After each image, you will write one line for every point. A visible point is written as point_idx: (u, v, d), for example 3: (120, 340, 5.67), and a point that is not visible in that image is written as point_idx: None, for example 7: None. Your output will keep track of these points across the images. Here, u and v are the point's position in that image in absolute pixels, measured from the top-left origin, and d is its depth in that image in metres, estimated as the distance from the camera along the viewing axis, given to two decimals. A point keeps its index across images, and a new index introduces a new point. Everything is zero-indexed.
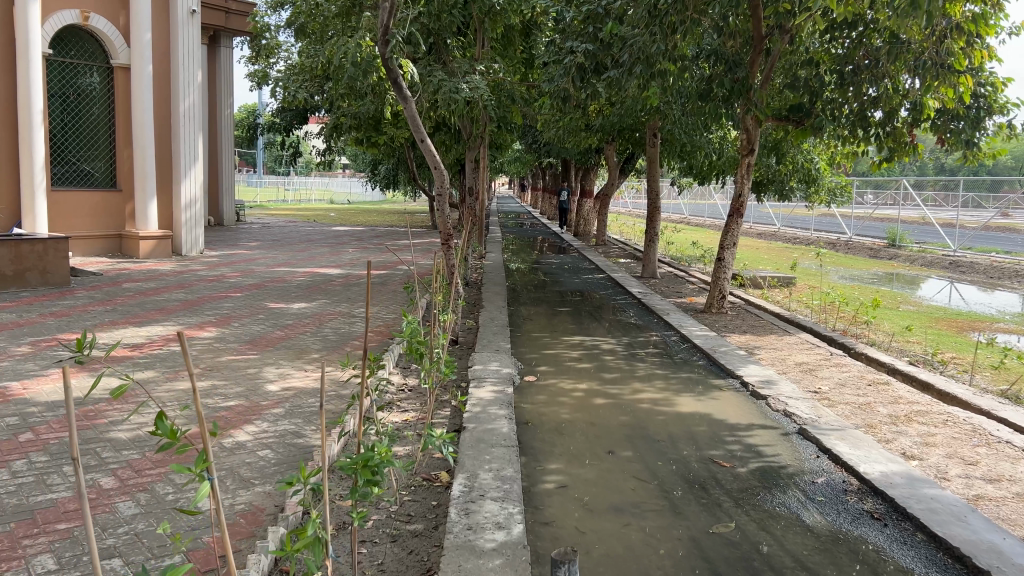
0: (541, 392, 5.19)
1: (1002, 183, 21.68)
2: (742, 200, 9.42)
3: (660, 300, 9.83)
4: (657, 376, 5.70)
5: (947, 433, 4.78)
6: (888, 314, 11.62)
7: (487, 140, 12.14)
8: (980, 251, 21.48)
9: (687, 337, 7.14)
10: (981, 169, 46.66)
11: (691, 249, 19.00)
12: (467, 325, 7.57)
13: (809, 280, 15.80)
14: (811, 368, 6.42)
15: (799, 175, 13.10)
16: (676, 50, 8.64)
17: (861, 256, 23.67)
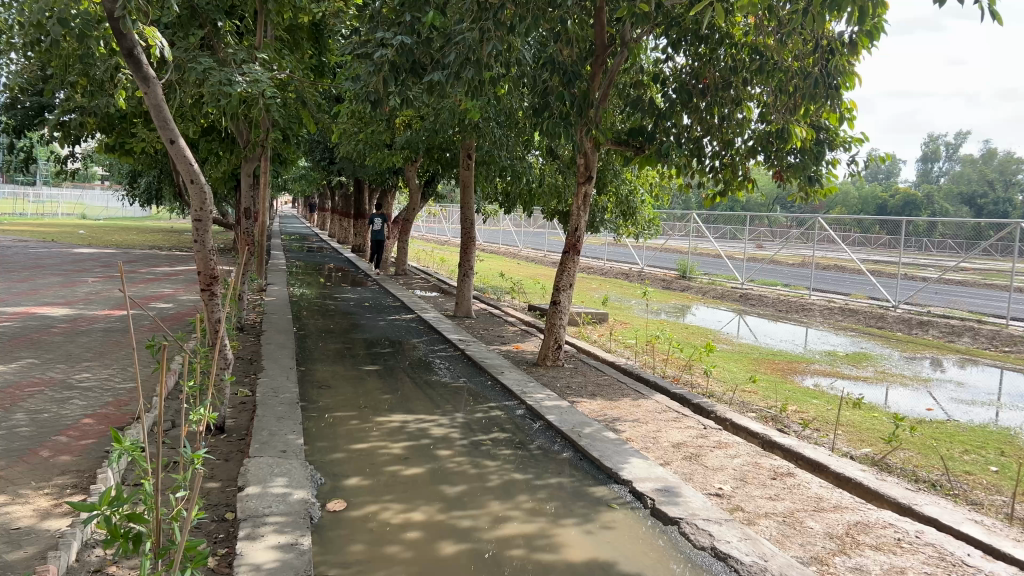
0: (356, 537, 3.33)
1: (753, 219, 23.41)
2: (579, 233, 7.98)
3: (483, 350, 8.22)
4: (519, 490, 4.03)
5: (918, 567, 3.53)
6: (715, 359, 10.71)
7: (268, 150, 9.90)
8: (763, 283, 22.04)
9: (537, 413, 5.53)
10: (740, 200, 50.23)
11: (496, 280, 17.71)
12: (239, 400, 5.46)
13: (619, 315, 14.95)
14: (695, 454, 5.04)
15: (619, 208, 12.08)
16: (509, 51, 7.04)
17: (655, 287, 23.67)
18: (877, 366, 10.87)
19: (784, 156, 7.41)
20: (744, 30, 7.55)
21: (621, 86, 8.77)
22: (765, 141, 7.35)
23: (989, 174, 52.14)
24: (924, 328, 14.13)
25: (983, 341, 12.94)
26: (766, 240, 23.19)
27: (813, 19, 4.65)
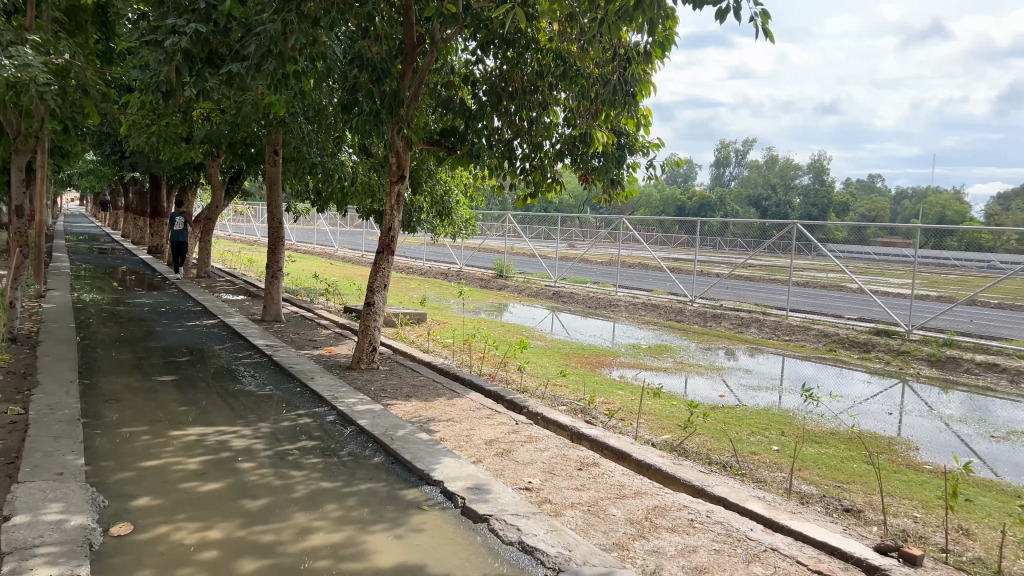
0: (143, 562, 3.08)
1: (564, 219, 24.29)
2: (392, 233, 7.88)
3: (292, 354, 7.93)
4: (327, 499, 3.90)
5: (707, 545, 3.79)
6: (528, 355, 10.98)
7: (45, 142, 8.97)
8: (575, 281, 22.93)
9: (348, 418, 5.39)
10: (552, 201, 52.01)
11: (310, 282, 17.18)
12: (8, 420, 4.89)
13: (436, 315, 14.99)
14: (506, 450, 5.13)
15: (434, 208, 12.08)
16: (315, 45, 6.80)
17: (472, 285, 23.96)
18: (676, 358, 11.62)
19: (589, 159, 7.72)
20: (549, 36, 7.79)
21: (432, 86, 8.75)
22: (570, 144, 7.62)
23: (772, 179, 57.40)
24: (717, 320, 15.29)
25: (767, 331, 14.19)
26: (577, 240, 24.13)
27: (608, 28, 4.85)
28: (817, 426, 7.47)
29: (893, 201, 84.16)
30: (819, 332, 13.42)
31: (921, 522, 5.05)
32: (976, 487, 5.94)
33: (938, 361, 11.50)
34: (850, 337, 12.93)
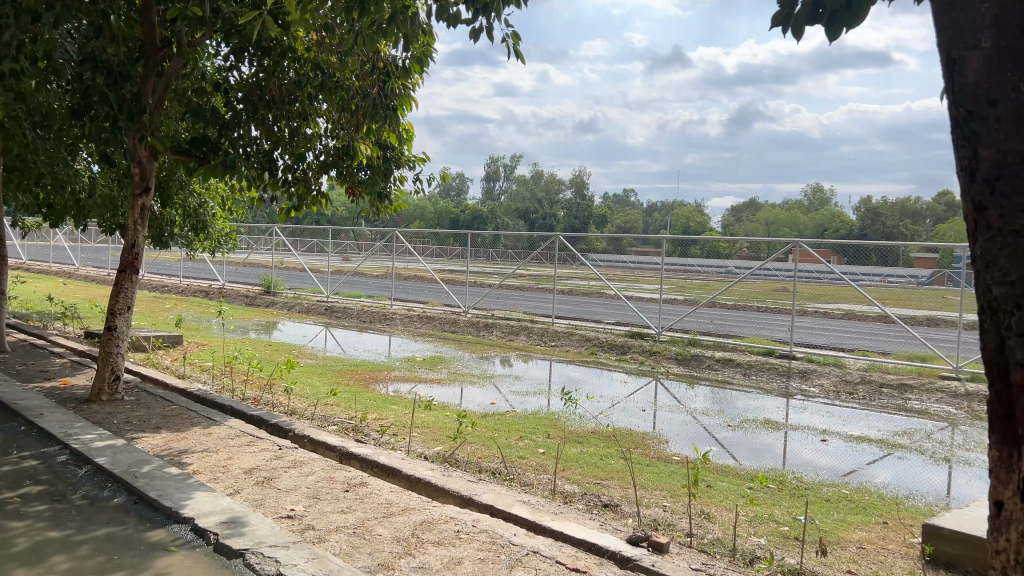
0: None
1: (335, 232, 23.80)
2: (138, 250, 7.26)
3: (18, 388, 7.03)
4: (54, 551, 3.48)
5: (472, 555, 3.83)
6: (297, 375, 10.57)
7: None
8: (347, 295, 22.50)
9: (84, 457, 4.86)
10: (324, 213, 50.85)
11: (44, 305, 15.39)
12: None
13: (196, 336, 14.02)
14: (267, 478, 4.88)
15: (188, 222, 11.30)
16: (36, 43, 6.06)
17: (237, 303, 22.71)
18: (449, 368, 11.76)
19: (354, 171, 7.60)
20: (307, 46, 7.60)
21: (181, 92, 8.14)
22: (333, 156, 7.44)
23: (538, 193, 60.18)
24: (489, 330, 15.70)
25: (535, 338, 14.80)
26: (348, 253, 23.70)
27: (362, 41, 4.82)
28: (579, 427, 7.87)
29: (647, 213, 91.46)
30: (581, 337, 14.21)
31: (670, 510, 5.47)
32: (715, 472, 6.56)
33: (685, 359, 12.61)
34: (610, 341, 13.81)
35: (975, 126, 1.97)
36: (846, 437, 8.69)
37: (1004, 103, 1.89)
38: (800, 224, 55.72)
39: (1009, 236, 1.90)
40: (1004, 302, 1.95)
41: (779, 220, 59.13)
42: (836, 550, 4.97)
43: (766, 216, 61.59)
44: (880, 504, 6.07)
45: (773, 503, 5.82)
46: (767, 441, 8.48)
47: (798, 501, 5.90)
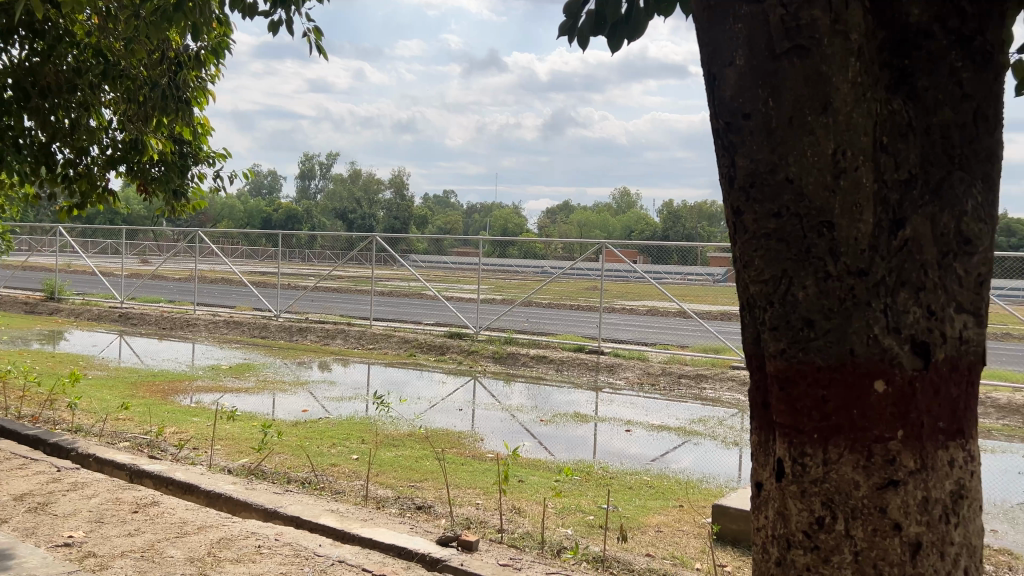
0: None
1: (132, 233, 22.13)
2: None
3: None
4: None
5: (273, 570, 3.68)
6: (84, 390, 9.70)
7: None
8: (147, 301, 20.99)
9: None
10: (120, 213, 47.15)
11: None
12: None
13: None
14: (42, 504, 4.44)
15: None
16: None
17: (16, 312, 20.53)
18: (259, 376, 11.26)
19: (145, 168, 7.03)
20: (87, 30, 7.05)
21: None
22: (121, 151, 6.83)
23: (356, 194, 59.18)
24: (303, 334, 15.22)
25: (351, 341, 14.52)
26: (147, 255, 22.11)
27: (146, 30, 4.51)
28: (392, 430, 7.79)
29: (467, 215, 92.44)
30: (398, 339, 14.12)
31: (482, 507, 5.54)
32: (526, 467, 6.72)
33: (501, 358, 12.87)
34: (427, 342, 13.81)
35: (732, 137, 2.15)
36: (648, 427, 9.20)
37: (755, 117, 2.08)
38: (610, 226, 58.54)
39: (762, 238, 2.11)
40: (759, 298, 2.16)
41: (591, 222, 61.82)
42: (636, 535, 5.24)
43: (580, 218, 64.18)
44: (676, 488, 6.48)
45: (580, 493, 6.05)
46: (576, 433, 8.81)
47: (603, 490, 6.17)
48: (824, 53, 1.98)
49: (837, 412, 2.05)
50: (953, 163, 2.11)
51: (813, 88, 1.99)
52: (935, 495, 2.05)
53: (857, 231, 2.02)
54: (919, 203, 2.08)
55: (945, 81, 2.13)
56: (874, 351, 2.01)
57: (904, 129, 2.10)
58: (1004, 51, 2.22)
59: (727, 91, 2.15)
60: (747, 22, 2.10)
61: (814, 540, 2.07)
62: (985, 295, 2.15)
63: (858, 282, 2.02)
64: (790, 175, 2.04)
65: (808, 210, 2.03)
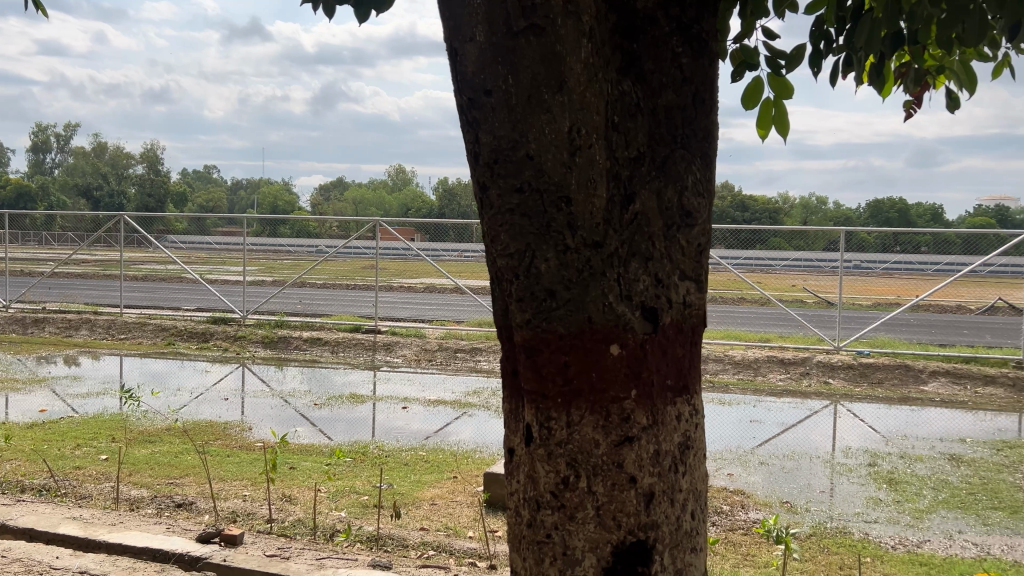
0: None
1: None
2: None
3: None
4: None
5: None
6: None
7: None
8: None
9: None
10: None
11: None
12: None
13: None
14: None
15: None
16: None
17: None
18: None
19: None
20: None
21: None
22: None
23: (104, 168, 54.02)
24: (41, 326, 13.68)
25: (100, 332, 13.27)
26: None
27: None
28: (149, 426, 7.22)
29: (233, 191, 87.59)
30: (155, 326, 13.11)
31: (249, 499, 5.30)
32: (296, 453, 6.52)
33: (271, 342, 12.38)
34: (188, 329, 12.95)
35: (475, 113, 2.18)
36: (424, 402, 9.29)
37: (496, 94, 2.12)
38: (385, 203, 58.20)
39: (506, 213, 2.17)
40: (505, 272, 2.22)
41: (366, 200, 61.10)
42: (410, 511, 5.28)
43: (354, 196, 63.15)
44: (451, 460, 6.61)
45: (353, 475, 5.98)
46: (352, 414, 8.68)
47: (377, 469, 6.15)
48: (558, 34, 2.06)
49: (579, 378, 2.17)
50: (675, 142, 2.28)
51: (548, 67, 2.06)
52: (665, 447, 2.23)
53: (591, 206, 2.13)
54: (646, 179, 2.23)
55: (668, 65, 2.29)
56: (610, 318, 2.14)
57: (633, 110, 2.24)
58: (718, 40, 2.43)
59: (468, 68, 2.17)
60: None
61: (560, 499, 2.18)
62: (705, 262, 2.37)
63: (595, 253, 2.13)
64: (529, 151, 2.11)
65: (547, 186, 2.12)
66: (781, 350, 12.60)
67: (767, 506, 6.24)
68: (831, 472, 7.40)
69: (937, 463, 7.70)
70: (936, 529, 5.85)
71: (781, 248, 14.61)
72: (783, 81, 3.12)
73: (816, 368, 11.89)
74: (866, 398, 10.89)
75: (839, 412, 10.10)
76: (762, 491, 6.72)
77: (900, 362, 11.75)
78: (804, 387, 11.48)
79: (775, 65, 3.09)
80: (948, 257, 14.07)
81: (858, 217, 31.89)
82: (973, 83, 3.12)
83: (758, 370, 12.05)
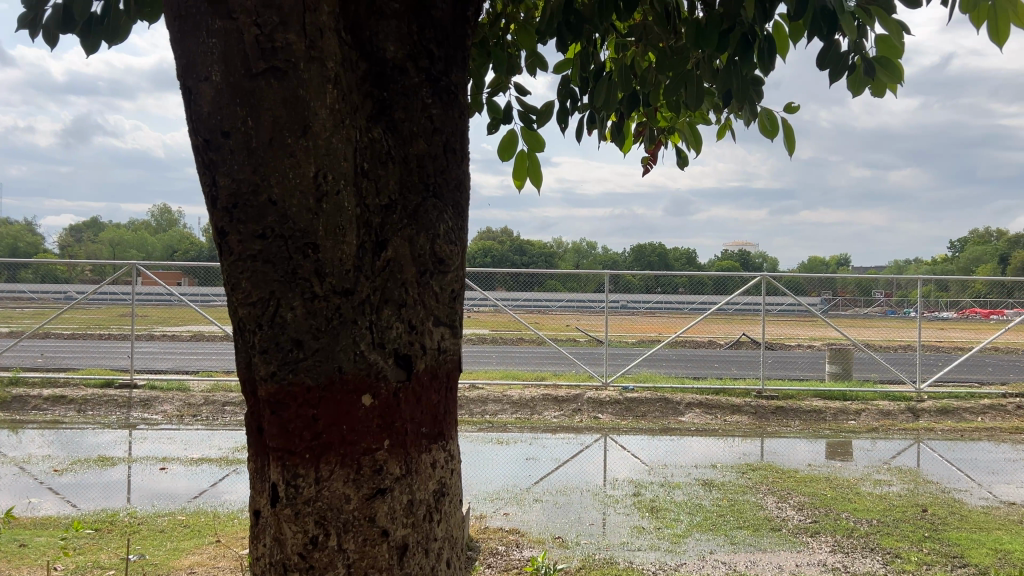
0: None
1: None
2: None
3: None
4: None
5: None
6: None
7: None
8: None
9: None
10: None
11: None
12: None
13: None
14: None
15: None
16: None
17: None
18: None
19: None
20: None
21: None
22: None
23: None
24: None
25: None
26: None
27: None
28: None
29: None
30: None
31: None
32: (27, 529, 5.76)
33: (4, 403, 10.94)
34: None
35: (212, 154, 2.07)
36: (186, 461, 8.60)
37: (235, 136, 2.03)
38: (149, 245, 54.19)
39: (248, 259, 2.07)
40: (248, 321, 2.11)
41: (128, 242, 56.46)
42: None
43: (114, 237, 58.16)
44: (213, 523, 6.14)
45: (96, 548, 5.37)
46: (101, 479, 7.84)
47: (125, 540, 5.57)
48: (303, 76, 2.01)
49: (328, 431, 2.09)
50: (426, 190, 2.30)
51: (290, 111, 2.00)
52: (419, 496, 2.21)
53: (339, 252, 2.08)
54: (397, 226, 2.22)
55: (418, 114, 2.32)
56: (359, 366, 2.09)
57: (384, 157, 2.23)
58: (468, 94, 2.51)
59: (204, 107, 2.06)
60: (223, 35, 2.03)
61: (308, 560, 2.08)
62: (458, 308, 2.39)
63: (344, 301, 2.08)
64: (271, 196, 2.02)
65: (291, 232, 2.04)
66: (555, 388, 13.13)
67: (540, 543, 6.40)
68: (600, 504, 7.76)
69: (691, 489, 8.34)
70: (691, 551, 6.30)
71: (554, 290, 15.32)
72: (535, 134, 3.30)
73: (586, 404, 12.51)
74: (632, 430, 11.61)
75: (608, 445, 10.67)
76: (536, 529, 6.89)
77: (660, 396, 12.67)
78: (576, 422, 12.03)
79: (528, 119, 3.28)
80: (700, 297, 15.45)
81: (624, 262, 34.30)
82: (699, 142, 3.46)
83: (534, 409, 12.45)
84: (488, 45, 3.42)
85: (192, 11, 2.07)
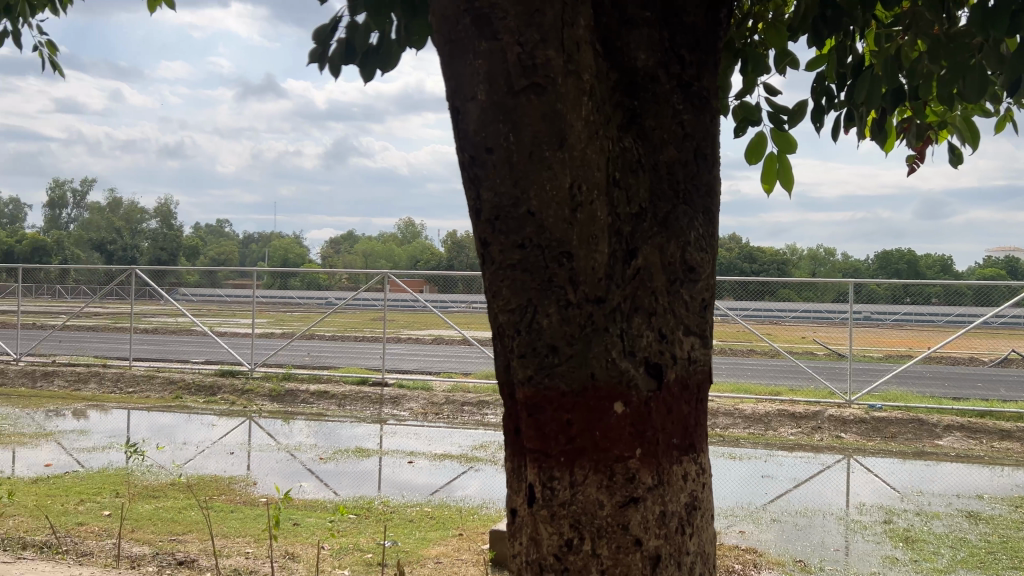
0: None
1: None
2: None
3: None
4: None
5: None
6: None
7: None
8: None
9: None
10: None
11: None
12: None
13: None
14: None
15: None
16: None
17: None
18: None
19: None
20: None
21: None
22: None
23: (116, 223, 54.70)
24: (50, 378, 13.70)
25: (108, 385, 13.24)
26: None
27: None
28: (154, 481, 7.17)
29: (245, 244, 88.42)
30: (164, 380, 13.09)
31: (252, 556, 5.22)
32: (300, 509, 6.44)
33: (278, 396, 12.33)
34: (196, 381, 12.93)
35: (476, 170, 2.19)
36: (430, 457, 9.17)
37: (497, 151, 2.13)
38: (393, 255, 58.64)
39: (508, 268, 2.16)
40: (507, 328, 2.20)
41: (375, 253, 61.46)
42: (415, 570, 5.19)
43: (365, 249, 63.57)
44: (456, 517, 6.50)
45: (357, 532, 5.89)
46: (357, 468, 8.58)
47: (381, 526, 6.05)
48: (561, 90, 2.07)
49: (582, 436, 2.13)
50: (677, 198, 2.28)
51: (549, 125, 2.07)
52: (671, 508, 2.19)
53: (593, 261, 2.12)
54: (649, 234, 2.22)
55: (669, 121, 2.31)
56: (612, 374, 2.11)
57: (635, 166, 2.25)
58: (719, 97, 2.45)
59: (469, 125, 2.18)
60: (487, 56, 2.14)
61: (564, 562, 2.13)
62: (709, 317, 2.35)
63: (597, 308, 2.11)
64: (530, 207, 2.10)
65: (548, 242, 2.11)
66: (792, 403, 12.44)
67: (780, 566, 6.09)
68: (845, 529, 7.24)
69: (953, 521, 7.53)
70: None
71: (789, 299, 14.55)
72: (786, 136, 3.16)
73: (827, 422, 11.74)
74: (880, 452, 10.73)
75: (852, 466, 9.92)
76: (774, 550, 6.57)
77: (913, 417, 11.58)
78: (816, 441, 11.32)
79: (778, 120, 3.14)
80: (960, 308, 13.95)
81: (868, 270, 31.83)
82: (974, 136, 3.14)
83: (769, 424, 11.89)
84: (735, 47, 3.32)
85: (460, 34, 2.19)
